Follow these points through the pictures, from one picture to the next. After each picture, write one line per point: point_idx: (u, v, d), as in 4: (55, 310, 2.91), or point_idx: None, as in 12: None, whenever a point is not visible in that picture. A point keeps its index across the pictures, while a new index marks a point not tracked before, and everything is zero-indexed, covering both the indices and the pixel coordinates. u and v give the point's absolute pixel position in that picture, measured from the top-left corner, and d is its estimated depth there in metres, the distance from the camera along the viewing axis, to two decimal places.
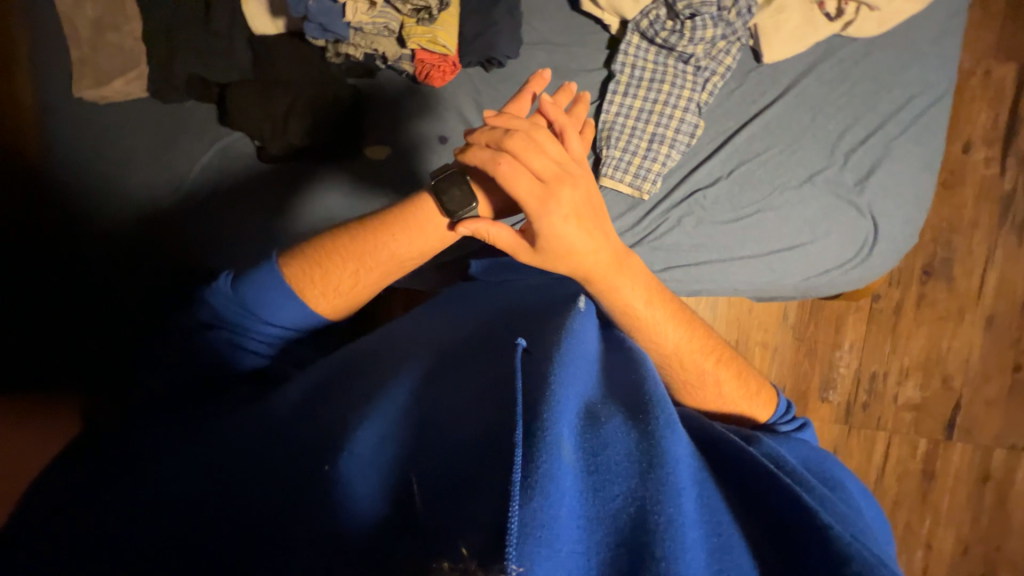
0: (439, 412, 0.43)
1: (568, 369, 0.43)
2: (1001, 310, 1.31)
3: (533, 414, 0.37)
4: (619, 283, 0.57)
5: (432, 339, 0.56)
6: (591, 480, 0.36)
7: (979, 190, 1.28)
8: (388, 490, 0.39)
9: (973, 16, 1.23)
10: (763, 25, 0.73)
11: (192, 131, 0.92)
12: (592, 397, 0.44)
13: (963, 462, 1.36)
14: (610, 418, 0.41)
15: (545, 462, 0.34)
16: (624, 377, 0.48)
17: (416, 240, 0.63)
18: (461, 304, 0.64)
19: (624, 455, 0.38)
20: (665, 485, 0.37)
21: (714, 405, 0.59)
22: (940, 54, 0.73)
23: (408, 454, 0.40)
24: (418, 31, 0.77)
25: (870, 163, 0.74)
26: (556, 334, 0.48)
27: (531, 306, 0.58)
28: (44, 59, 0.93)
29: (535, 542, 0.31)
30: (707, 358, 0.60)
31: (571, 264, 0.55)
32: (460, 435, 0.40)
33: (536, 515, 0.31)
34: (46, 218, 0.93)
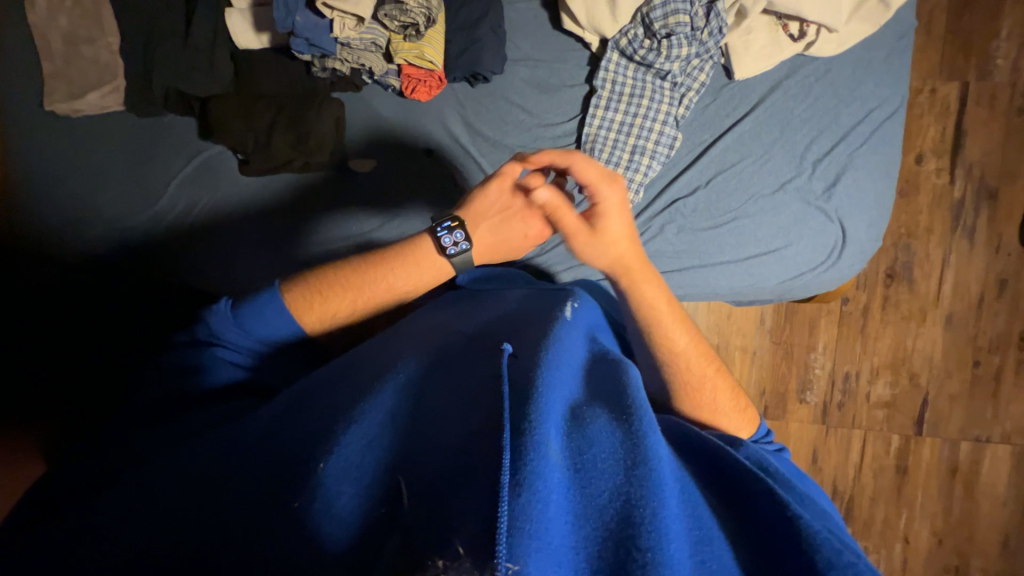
0: (432, 418, 0.43)
1: (552, 373, 0.44)
2: (959, 309, 1.40)
3: (522, 417, 0.38)
4: (649, 280, 0.61)
5: (420, 344, 0.55)
6: (579, 476, 0.37)
7: (932, 198, 1.37)
8: (378, 492, 0.38)
9: (918, 39, 1.34)
10: (733, 45, 0.77)
11: (169, 144, 0.91)
12: (577, 398, 0.45)
13: (933, 456, 1.42)
14: (594, 416, 0.42)
15: (532, 460, 0.35)
16: (607, 380, 0.49)
17: (417, 274, 0.65)
18: (449, 312, 0.64)
19: (610, 452, 0.39)
20: (649, 479, 0.37)
21: (707, 413, 0.60)
22: (893, 72, 0.79)
23: (408, 459, 0.40)
24: (405, 46, 0.78)
25: (834, 172, 0.79)
26: (542, 341, 0.49)
27: (518, 315, 0.59)
28: (14, 72, 0.90)
29: (525, 540, 0.31)
30: (709, 365, 0.62)
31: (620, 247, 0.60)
32: (456, 435, 0.40)
33: (524, 511, 0.32)
34: (16, 236, 0.89)
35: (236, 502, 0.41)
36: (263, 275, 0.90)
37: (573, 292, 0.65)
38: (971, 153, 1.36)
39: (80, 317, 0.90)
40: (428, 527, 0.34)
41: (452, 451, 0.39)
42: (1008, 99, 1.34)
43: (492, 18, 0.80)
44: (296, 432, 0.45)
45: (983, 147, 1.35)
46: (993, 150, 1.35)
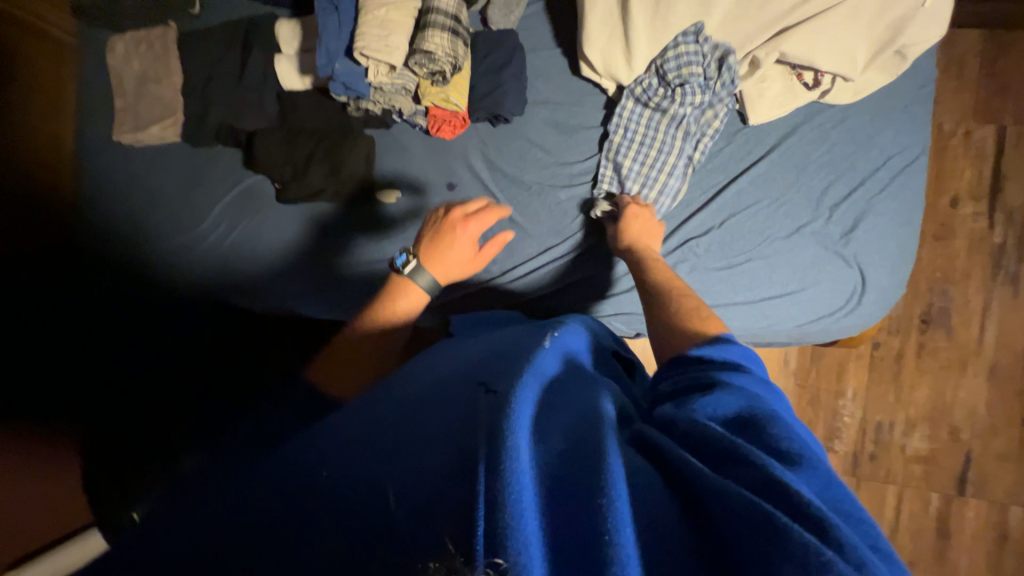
0: (415, 418, 0.41)
1: (523, 388, 0.40)
2: (1004, 360, 1.31)
3: (499, 423, 0.36)
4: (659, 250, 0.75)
5: (425, 368, 0.54)
6: (548, 482, 0.33)
7: (970, 242, 1.32)
8: (362, 490, 0.35)
9: (950, 82, 1.32)
10: (748, 92, 0.79)
11: (217, 173, 0.99)
12: (545, 406, 0.40)
13: (979, 520, 1.31)
14: (561, 427, 0.37)
15: (506, 463, 0.33)
16: (576, 388, 0.44)
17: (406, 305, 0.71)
18: (449, 345, 0.62)
19: (576, 458, 0.34)
20: (613, 474, 0.33)
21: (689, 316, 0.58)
22: (913, 120, 0.79)
23: (387, 453, 0.38)
24: (433, 91, 0.84)
25: (853, 217, 0.78)
26: (515, 365, 0.45)
27: (511, 338, 0.57)
28: (93, 109, 1.02)
29: (503, 530, 0.29)
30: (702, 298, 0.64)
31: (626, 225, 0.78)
32: (435, 438, 0.38)
33: (502, 516, 0.30)
34: (78, 250, 0.99)
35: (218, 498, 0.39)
36: (291, 296, 0.95)
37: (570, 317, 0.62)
38: (1012, 197, 1.30)
39: (117, 328, 0.95)
40: (415, 525, 0.32)
41: (434, 452, 0.36)
42: None
43: (515, 65, 0.85)
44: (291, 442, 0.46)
45: None
46: None
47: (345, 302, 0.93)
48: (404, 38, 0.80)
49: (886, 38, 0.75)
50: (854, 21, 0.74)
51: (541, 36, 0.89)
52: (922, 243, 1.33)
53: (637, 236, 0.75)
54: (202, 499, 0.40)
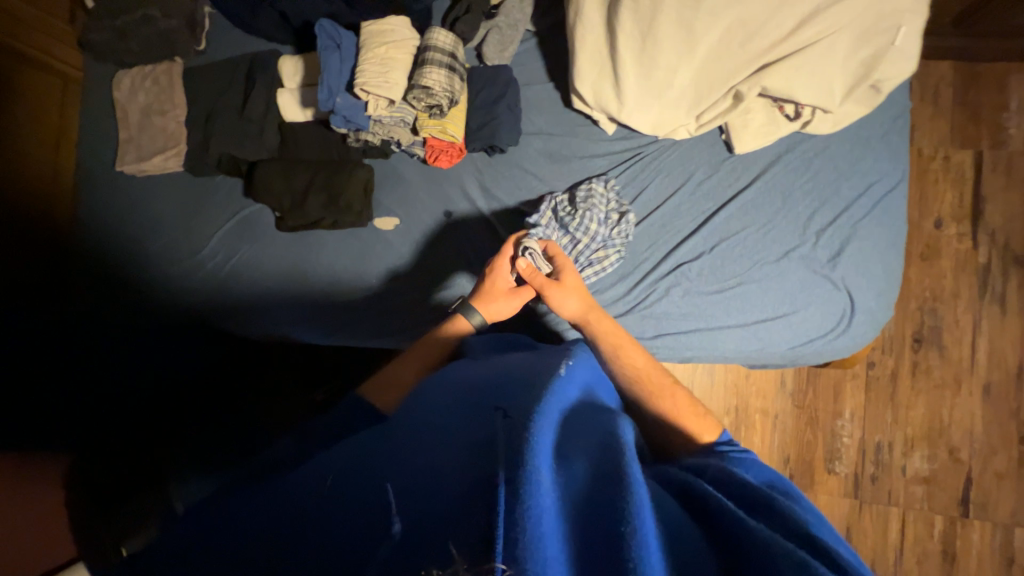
0: (432, 440, 0.43)
1: (543, 413, 0.42)
2: (996, 379, 1.33)
3: (514, 449, 0.38)
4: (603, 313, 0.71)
5: (438, 382, 0.56)
6: (566, 507, 0.36)
7: (956, 262, 1.35)
8: (372, 511, 0.37)
9: (927, 109, 1.37)
10: (732, 123, 0.82)
11: (216, 201, 1.01)
12: (566, 436, 0.43)
13: (984, 542, 1.29)
14: (581, 454, 0.41)
15: (526, 483, 0.35)
16: (594, 418, 0.46)
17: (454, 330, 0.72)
18: (465, 357, 0.63)
19: (596, 487, 0.37)
20: (633, 504, 0.35)
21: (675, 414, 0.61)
22: (891, 149, 0.82)
23: (401, 468, 0.40)
24: (430, 122, 0.87)
25: (839, 242, 0.80)
26: (535, 389, 0.47)
27: (526, 360, 0.59)
28: (99, 140, 1.06)
29: (523, 544, 0.31)
30: (666, 377, 0.65)
31: (578, 292, 0.70)
32: (450, 459, 0.40)
33: (523, 532, 0.32)
34: (79, 277, 1.00)
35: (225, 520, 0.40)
36: (288, 322, 0.95)
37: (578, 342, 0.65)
38: (993, 218, 1.34)
39: (119, 353, 0.97)
40: (424, 535, 0.34)
41: (442, 474, 0.39)
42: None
43: (509, 98, 0.88)
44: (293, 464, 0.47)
45: (1005, 213, 1.34)
46: (1015, 216, 1.34)
47: (339, 327, 0.93)
48: (403, 74, 0.84)
49: (861, 73, 0.78)
50: (832, 56, 0.77)
51: (534, 70, 0.93)
52: (910, 264, 1.36)
53: (592, 305, 0.70)
54: (204, 522, 0.41)
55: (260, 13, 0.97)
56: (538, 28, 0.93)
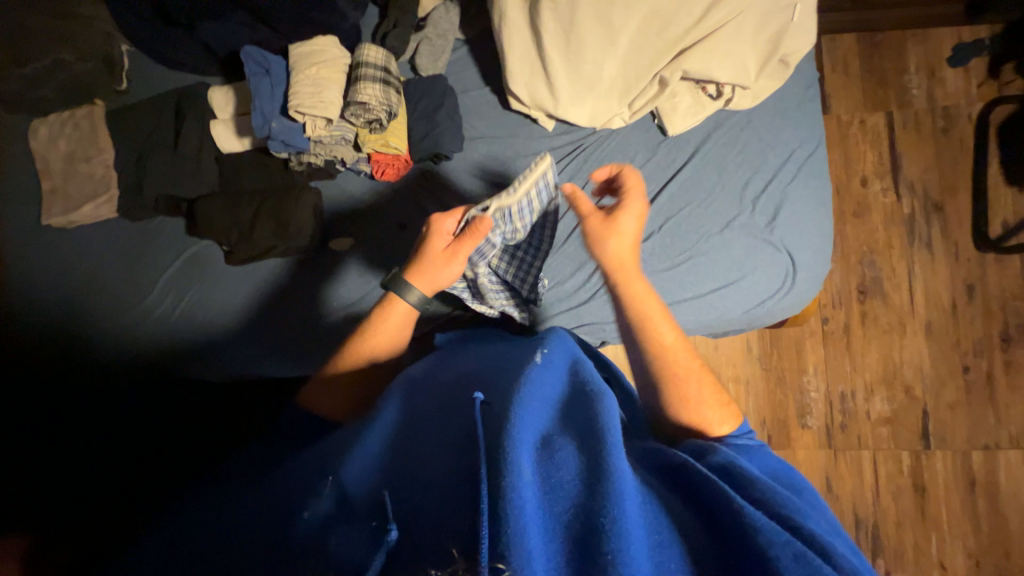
0: (421, 446, 0.45)
1: (526, 404, 0.42)
2: (935, 318, 1.44)
3: (496, 446, 0.38)
4: (638, 277, 0.68)
5: (424, 381, 0.56)
6: (549, 498, 0.37)
7: (885, 216, 1.46)
8: (368, 525, 0.39)
9: (840, 79, 1.48)
10: (662, 108, 0.87)
11: (159, 244, 0.96)
12: (551, 425, 0.43)
13: (947, 470, 1.38)
14: (564, 440, 0.41)
15: (508, 478, 0.35)
16: (582, 402, 0.46)
17: (399, 326, 0.70)
18: (438, 354, 0.64)
19: (578, 476, 0.38)
20: (613, 492, 0.36)
21: (692, 405, 0.61)
22: (807, 116, 0.89)
23: (398, 478, 0.43)
24: (372, 138, 0.87)
25: (774, 207, 0.85)
26: (514, 379, 0.47)
27: (505, 350, 0.59)
28: (22, 196, 1.00)
29: (507, 540, 0.32)
30: (693, 360, 0.64)
31: (626, 243, 0.69)
32: (441, 468, 0.42)
33: (506, 529, 0.32)
34: (20, 342, 0.94)
35: (228, 550, 0.42)
36: (253, 358, 0.93)
37: (555, 328, 0.65)
38: (910, 171, 1.46)
39: (78, 413, 0.92)
40: (419, 536, 0.37)
41: (435, 486, 0.41)
42: (931, 122, 1.47)
43: (448, 107, 0.90)
44: (283, 491, 0.48)
45: (920, 165, 1.46)
46: (929, 167, 1.46)
47: (307, 354, 0.92)
48: (338, 93, 0.84)
49: (769, 50, 0.84)
50: (741, 37, 0.83)
51: (470, 77, 0.95)
52: (845, 222, 1.46)
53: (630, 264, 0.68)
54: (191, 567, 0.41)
55: (183, 46, 0.95)
56: (468, 36, 0.95)
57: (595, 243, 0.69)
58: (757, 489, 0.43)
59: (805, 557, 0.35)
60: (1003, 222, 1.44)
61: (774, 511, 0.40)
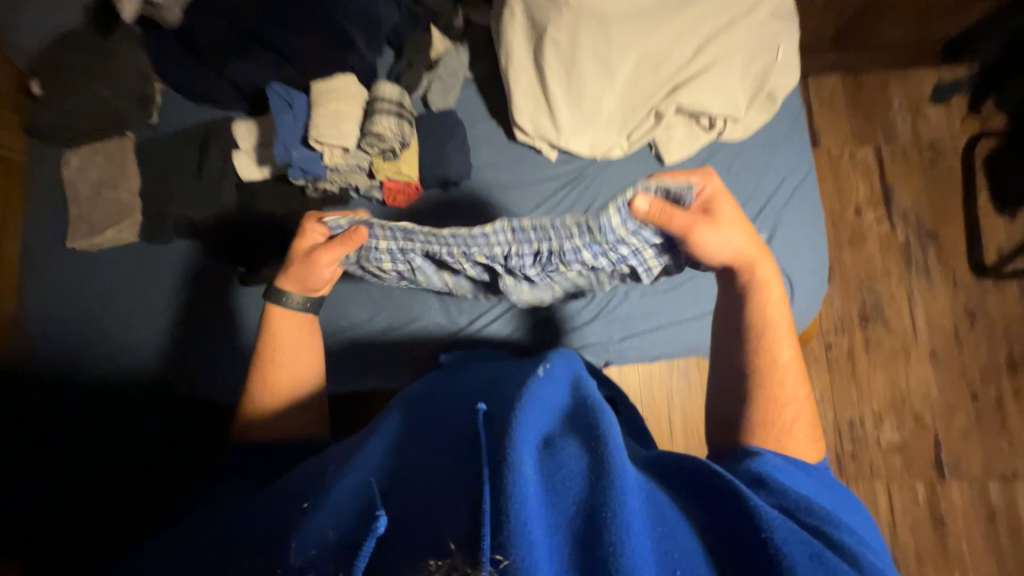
0: (423, 454, 0.45)
1: (526, 405, 0.43)
2: (939, 344, 1.44)
3: (498, 445, 0.39)
4: (772, 280, 0.66)
5: (431, 392, 0.57)
6: (553, 494, 0.37)
7: (881, 244, 1.49)
8: (359, 521, 0.39)
9: (828, 115, 1.56)
10: (659, 138, 0.92)
11: (175, 267, 1.00)
12: (554, 427, 0.43)
13: (964, 502, 1.35)
14: (566, 441, 0.41)
15: (509, 475, 0.36)
16: (584, 407, 0.46)
17: (298, 334, 0.73)
18: (445, 369, 0.65)
19: (580, 471, 0.38)
20: (613, 488, 0.36)
21: (790, 428, 0.62)
22: (796, 145, 0.94)
23: (400, 481, 0.43)
24: (385, 166, 0.92)
25: (768, 230, 0.89)
26: (516, 388, 0.49)
27: (508, 367, 0.59)
28: (50, 222, 1.05)
29: (510, 530, 0.33)
30: (801, 388, 0.65)
31: (738, 235, 0.64)
32: (445, 468, 0.42)
33: (509, 521, 0.33)
34: (41, 361, 0.98)
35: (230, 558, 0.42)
36: None
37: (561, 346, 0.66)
38: (902, 200, 1.51)
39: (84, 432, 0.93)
40: (420, 544, 0.37)
41: (442, 490, 0.40)
42: (919, 155, 1.53)
43: (457, 138, 0.95)
44: (289, 499, 0.48)
45: (911, 194, 1.51)
46: (920, 197, 1.51)
47: None
48: (355, 124, 0.90)
49: (756, 87, 0.91)
50: (729, 74, 0.89)
51: (478, 111, 1.01)
52: (842, 250, 1.49)
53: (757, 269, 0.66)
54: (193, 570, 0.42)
55: (211, 83, 1.02)
56: (476, 75, 1.03)
57: (700, 247, 0.63)
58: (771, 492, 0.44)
59: (818, 557, 0.35)
60: (997, 249, 1.48)
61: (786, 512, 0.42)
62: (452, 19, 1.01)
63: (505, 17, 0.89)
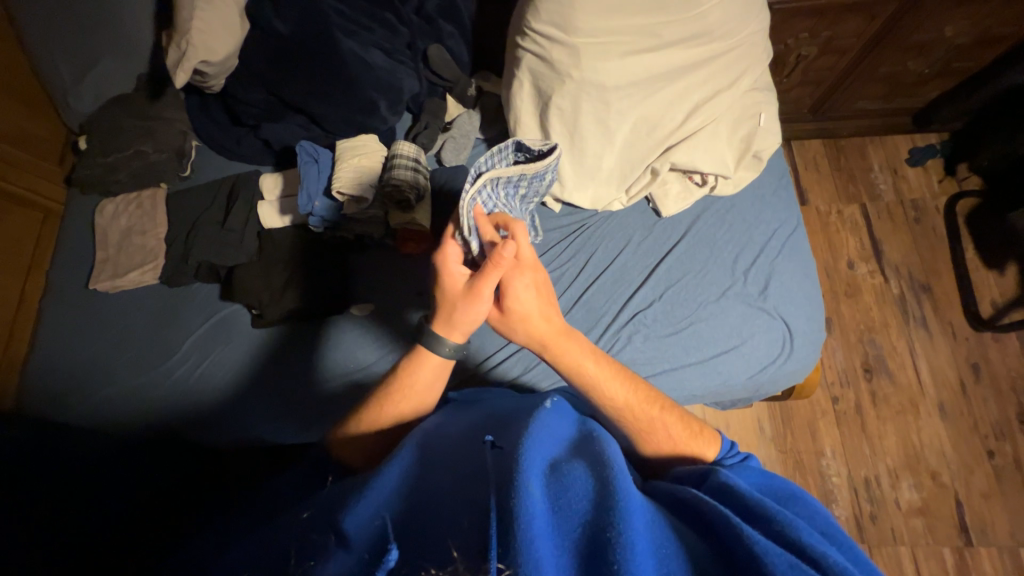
0: (438, 485, 0.45)
1: (534, 434, 0.43)
2: (947, 397, 1.43)
3: (508, 469, 0.39)
4: (573, 346, 0.62)
5: (437, 427, 0.56)
6: (559, 517, 0.36)
7: (876, 296, 1.53)
8: (365, 550, 0.37)
9: (813, 176, 1.67)
10: (656, 193, 1.00)
11: (193, 308, 1.04)
12: (561, 455, 0.43)
13: (997, 571, 1.26)
14: (573, 465, 0.41)
15: (517, 495, 0.35)
16: (590, 437, 0.46)
17: (433, 377, 0.65)
18: (451, 407, 0.64)
19: (586, 495, 0.38)
20: (618, 508, 0.35)
21: (665, 446, 0.61)
22: (783, 200, 1.01)
23: (409, 512, 0.42)
24: (398, 215, 0.96)
25: (764, 278, 0.93)
26: (525, 420, 0.49)
27: (511, 405, 0.59)
28: (77, 265, 1.10)
29: (517, 545, 0.32)
30: (652, 406, 0.62)
31: (532, 319, 0.61)
32: (457, 499, 0.42)
33: (514, 539, 0.32)
34: (47, 399, 0.98)
35: None
36: (263, 416, 0.94)
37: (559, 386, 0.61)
38: (892, 255, 1.57)
39: None
40: (415, 554, 0.37)
41: (452, 517, 0.40)
42: (903, 212, 1.61)
43: (468, 191, 1.03)
44: (291, 530, 0.47)
45: (900, 250, 1.57)
46: (910, 252, 1.57)
47: (317, 419, 0.93)
48: (374, 177, 0.98)
49: (743, 148, 0.99)
50: (719, 137, 0.98)
51: None
52: (839, 302, 1.53)
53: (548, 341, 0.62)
54: None
55: (245, 142, 1.12)
56: (486, 136, 1.13)
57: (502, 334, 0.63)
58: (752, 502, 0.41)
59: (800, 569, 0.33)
60: (992, 303, 1.51)
61: (768, 525, 0.39)
62: (466, 88, 1.11)
63: (514, 85, 0.99)
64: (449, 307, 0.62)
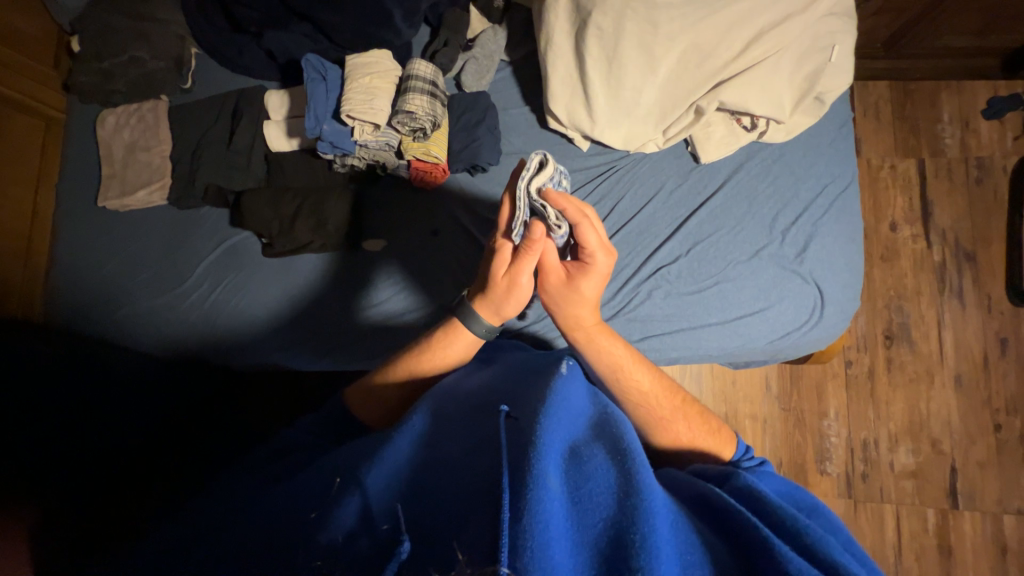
0: (447, 450, 0.45)
1: (551, 414, 0.42)
2: (965, 369, 1.39)
3: (522, 452, 0.38)
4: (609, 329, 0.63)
5: (458, 387, 0.55)
6: (577, 509, 0.36)
7: (914, 262, 1.43)
8: (378, 531, 0.38)
9: (870, 125, 1.50)
10: (696, 135, 0.90)
11: (202, 231, 1.01)
12: (579, 437, 0.42)
13: (976, 533, 1.31)
14: (592, 451, 0.40)
15: (532, 488, 0.34)
16: (606, 419, 0.46)
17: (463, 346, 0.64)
18: (466, 366, 0.64)
19: (606, 489, 0.37)
20: (641, 510, 0.35)
21: (685, 439, 0.61)
22: (840, 151, 0.90)
23: (419, 483, 0.42)
24: (414, 145, 0.91)
25: (803, 240, 0.86)
26: (541, 390, 0.47)
27: (528, 368, 0.58)
28: (84, 181, 1.07)
29: (528, 550, 0.31)
30: (673, 400, 0.63)
31: (585, 298, 0.61)
32: (466, 471, 0.41)
33: (527, 540, 0.31)
34: (68, 313, 1.00)
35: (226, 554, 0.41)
36: (269, 343, 0.95)
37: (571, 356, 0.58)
38: (941, 219, 1.44)
39: None
40: (426, 540, 0.37)
41: (460, 487, 0.40)
42: (965, 171, 1.46)
43: (489, 122, 0.94)
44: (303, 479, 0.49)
45: (952, 214, 1.44)
46: (962, 216, 1.44)
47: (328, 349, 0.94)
48: (386, 101, 0.89)
49: (804, 88, 0.87)
50: (778, 73, 0.85)
51: (510, 96, 1.00)
52: (872, 265, 1.44)
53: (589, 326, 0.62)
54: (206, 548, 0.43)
55: (247, 53, 1.03)
56: (512, 58, 1.01)
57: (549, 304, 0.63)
58: (777, 510, 0.41)
59: None
60: None
61: (798, 538, 0.39)
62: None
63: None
64: (489, 287, 0.61)
